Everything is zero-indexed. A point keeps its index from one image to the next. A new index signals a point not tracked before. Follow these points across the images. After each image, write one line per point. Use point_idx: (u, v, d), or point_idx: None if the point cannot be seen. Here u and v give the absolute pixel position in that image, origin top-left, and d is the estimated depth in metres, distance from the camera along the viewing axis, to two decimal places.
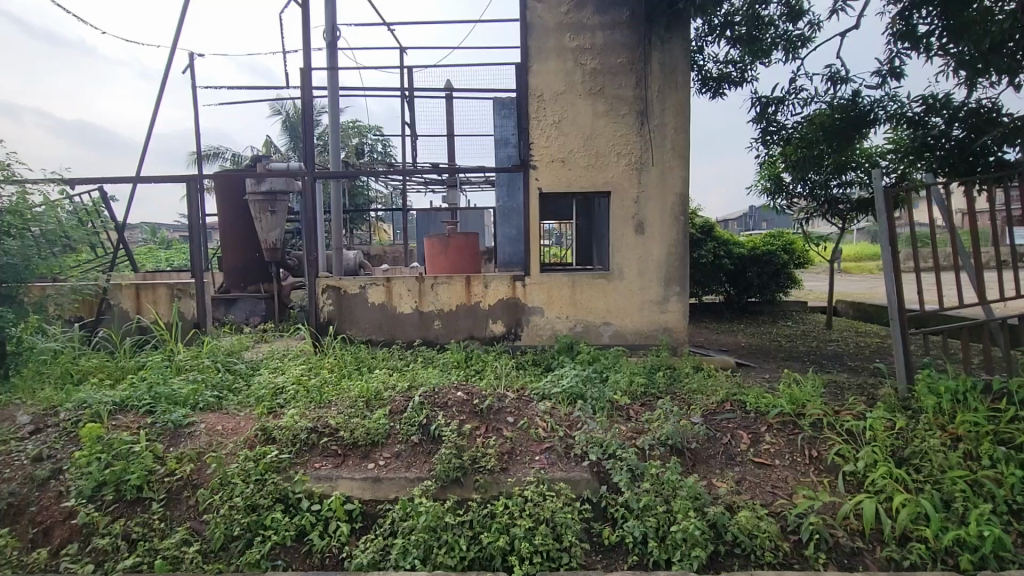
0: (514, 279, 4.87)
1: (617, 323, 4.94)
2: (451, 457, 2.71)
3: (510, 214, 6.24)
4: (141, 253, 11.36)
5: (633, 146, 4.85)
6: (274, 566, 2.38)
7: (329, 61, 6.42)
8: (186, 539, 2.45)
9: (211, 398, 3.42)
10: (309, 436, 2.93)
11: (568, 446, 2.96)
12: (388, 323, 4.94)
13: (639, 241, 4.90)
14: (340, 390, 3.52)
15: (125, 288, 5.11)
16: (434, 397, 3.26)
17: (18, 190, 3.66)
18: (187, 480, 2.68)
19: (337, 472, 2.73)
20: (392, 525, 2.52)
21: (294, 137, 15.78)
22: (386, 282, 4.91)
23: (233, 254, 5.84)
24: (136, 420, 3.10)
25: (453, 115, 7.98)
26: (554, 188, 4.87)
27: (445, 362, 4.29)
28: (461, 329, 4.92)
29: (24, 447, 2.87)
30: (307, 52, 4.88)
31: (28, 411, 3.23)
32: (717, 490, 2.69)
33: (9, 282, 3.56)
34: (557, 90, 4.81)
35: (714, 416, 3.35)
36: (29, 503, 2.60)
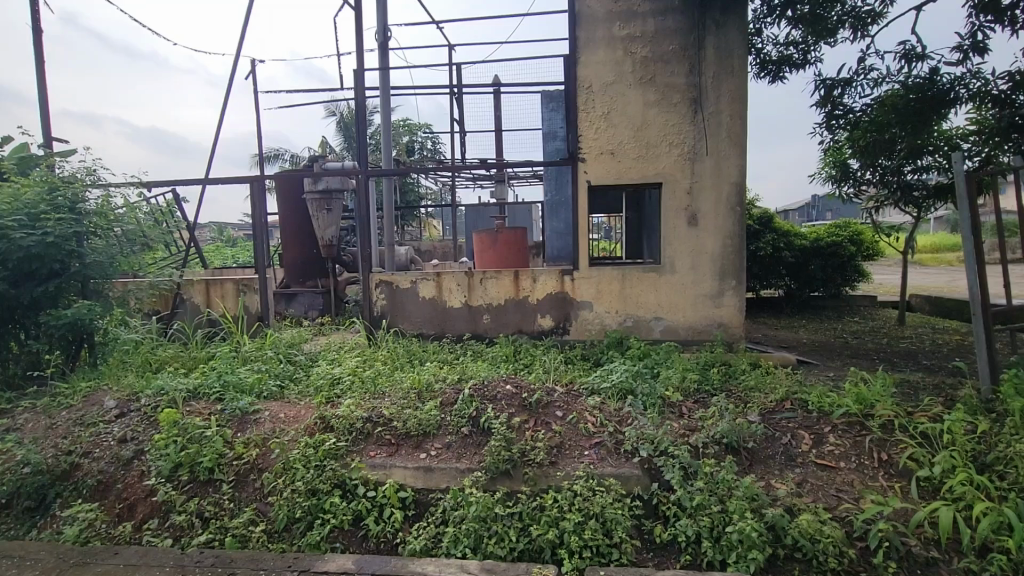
0: (562, 273, 4.84)
1: (669, 318, 4.82)
2: (501, 449, 2.75)
3: (558, 208, 6.21)
4: (210, 250, 12.11)
5: (685, 136, 4.70)
6: (333, 548, 2.48)
7: (381, 61, 6.58)
8: (253, 519, 2.60)
9: (274, 387, 3.61)
10: (364, 425, 3.05)
11: (618, 441, 2.94)
12: (438, 317, 5.03)
13: (691, 234, 4.75)
14: (393, 381, 3.63)
15: (195, 284, 5.47)
16: (483, 390, 3.30)
17: (102, 193, 3.97)
18: (253, 464, 2.85)
19: (391, 461, 2.82)
20: (443, 513, 2.58)
21: (347, 138, 16.32)
22: (436, 277, 4.99)
23: (292, 251, 6.10)
24: (207, 407, 3.32)
25: (501, 110, 8.02)
26: (604, 180, 4.79)
27: (494, 356, 4.33)
28: (510, 324, 4.94)
29: (111, 429, 3.13)
30: (360, 53, 5.02)
31: (114, 396, 3.51)
32: (776, 491, 2.59)
33: (97, 278, 3.89)
34: (606, 81, 4.72)
35: (773, 415, 3.21)
36: (115, 481, 2.84)
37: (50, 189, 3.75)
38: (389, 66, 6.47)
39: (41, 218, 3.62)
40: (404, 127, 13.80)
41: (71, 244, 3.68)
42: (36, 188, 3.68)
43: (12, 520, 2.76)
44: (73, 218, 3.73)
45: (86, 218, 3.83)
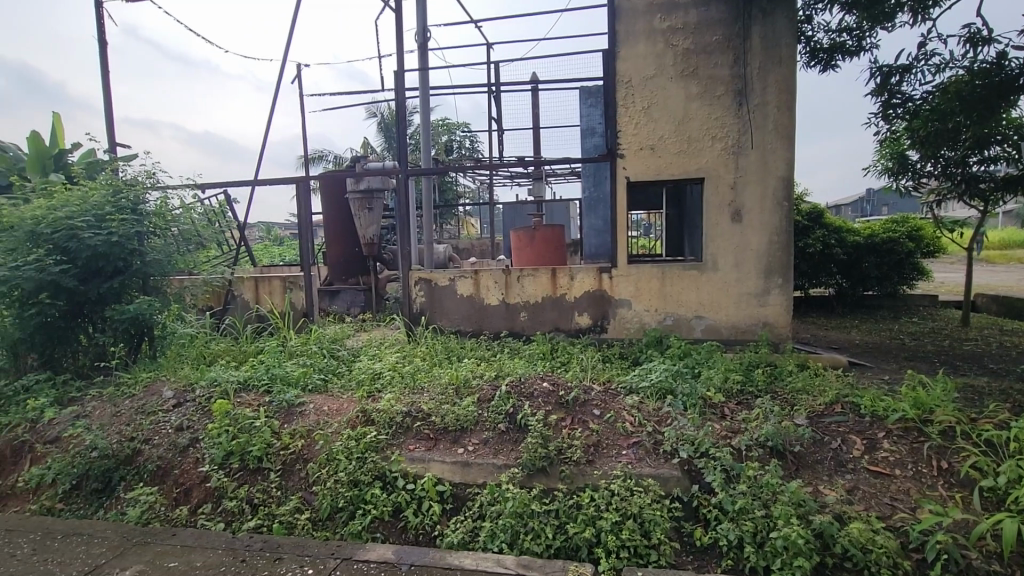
0: (600, 270, 4.79)
1: (711, 317, 4.69)
2: (537, 446, 2.76)
3: (596, 205, 6.15)
4: (259, 249, 12.64)
5: (729, 129, 4.56)
6: (374, 538, 2.54)
7: (421, 62, 6.69)
8: (298, 508, 2.70)
9: (318, 381, 3.74)
10: (404, 419, 3.12)
11: (657, 442, 2.89)
12: (476, 314, 5.07)
13: (735, 230, 4.61)
14: (432, 376, 3.70)
15: (245, 280, 5.70)
16: (520, 387, 3.32)
17: (161, 195, 4.20)
18: (298, 454, 2.95)
19: (430, 455, 2.87)
20: (481, 508, 2.60)
21: (387, 138, 16.65)
22: (474, 274, 5.03)
23: (335, 249, 6.27)
24: (256, 398, 3.47)
25: (538, 107, 8.01)
26: (644, 177, 4.71)
27: (531, 354, 4.34)
28: (547, 321, 4.93)
29: (169, 418, 3.31)
30: (400, 55, 5.12)
31: (172, 386, 3.72)
32: (824, 497, 2.49)
33: (156, 275, 4.13)
34: (646, 74, 4.64)
35: (822, 418, 3.09)
36: (172, 467, 3.00)
37: (114, 192, 4.00)
38: (428, 66, 6.56)
39: (106, 219, 3.86)
40: (443, 127, 13.97)
41: (133, 242, 3.92)
42: (102, 191, 3.93)
43: (82, 500, 2.96)
44: (135, 219, 3.97)
45: (147, 219, 4.07)
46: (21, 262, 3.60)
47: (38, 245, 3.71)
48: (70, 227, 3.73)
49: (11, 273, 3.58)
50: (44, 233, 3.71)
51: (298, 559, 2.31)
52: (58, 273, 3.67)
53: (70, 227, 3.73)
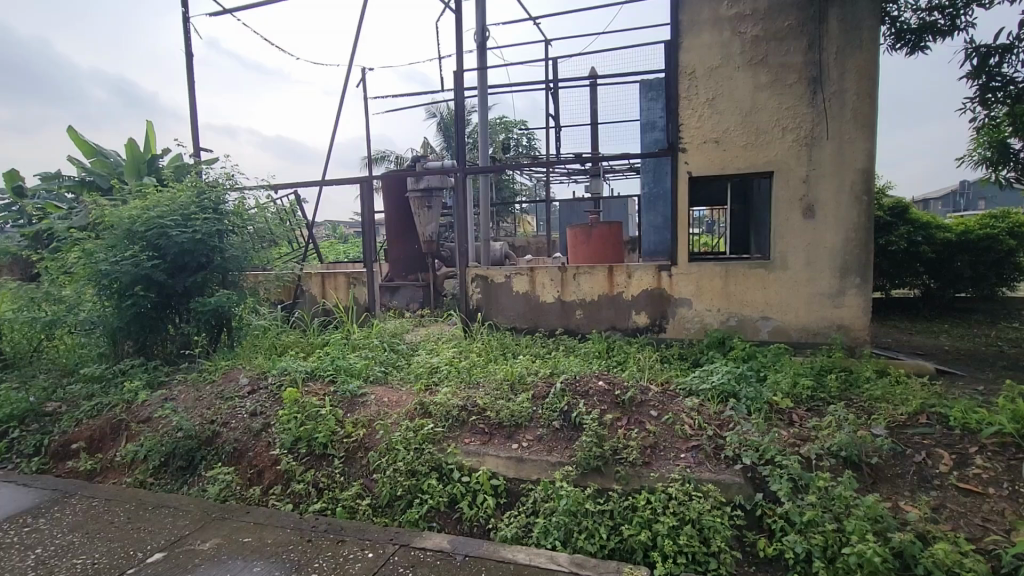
0: (659, 268, 4.67)
1: (779, 318, 4.45)
2: (592, 445, 2.73)
3: (656, 201, 5.99)
4: (325, 246, 13.27)
5: (801, 119, 4.31)
6: (430, 527, 2.61)
7: (479, 61, 6.77)
8: (360, 493, 2.82)
9: (379, 372, 3.89)
10: (460, 413, 3.17)
11: (718, 446, 2.78)
12: (531, 311, 5.08)
13: (807, 226, 4.35)
14: (487, 372, 3.75)
15: (313, 276, 6.00)
16: (575, 385, 3.30)
17: (238, 196, 4.50)
18: (360, 442, 3.08)
19: (484, 449, 2.91)
20: (534, 504, 2.61)
21: (446, 138, 17.00)
22: (529, 271, 5.04)
23: (396, 246, 6.49)
24: (322, 387, 3.65)
25: (597, 102, 7.92)
26: (707, 171, 4.54)
27: (587, 352, 4.30)
28: (603, 320, 4.85)
29: (244, 404, 3.54)
30: (460, 54, 5.21)
31: (247, 374, 3.98)
32: (905, 514, 2.31)
33: (234, 270, 4.44)
34: (711, 65, 4.46)
35: (903, 429, 2.87)
36: (247, 449, 3.20)
37: (198, 193, 4.33)
38: (487, 65, 6.64)
39: (191, 218, 4.17)
40: (501, 125, 14.07)
41: (214, 240, 4.23)
42: (188, 192, 4.26)
43: (169, 475, 3.23)
44: (216, 217, 4.29)
45: (226, 217, 4.39)
46: (120, 258, 3.98)
47: (133, 242, 4.08)
48: (160, 225, 4.07)
49: (111, 268, 3.95)
50: (139, 232, 4.07)
51: (359, 543, 2.41)
52: (150, 268, 4.02)
53: (161, 226, 4.07)
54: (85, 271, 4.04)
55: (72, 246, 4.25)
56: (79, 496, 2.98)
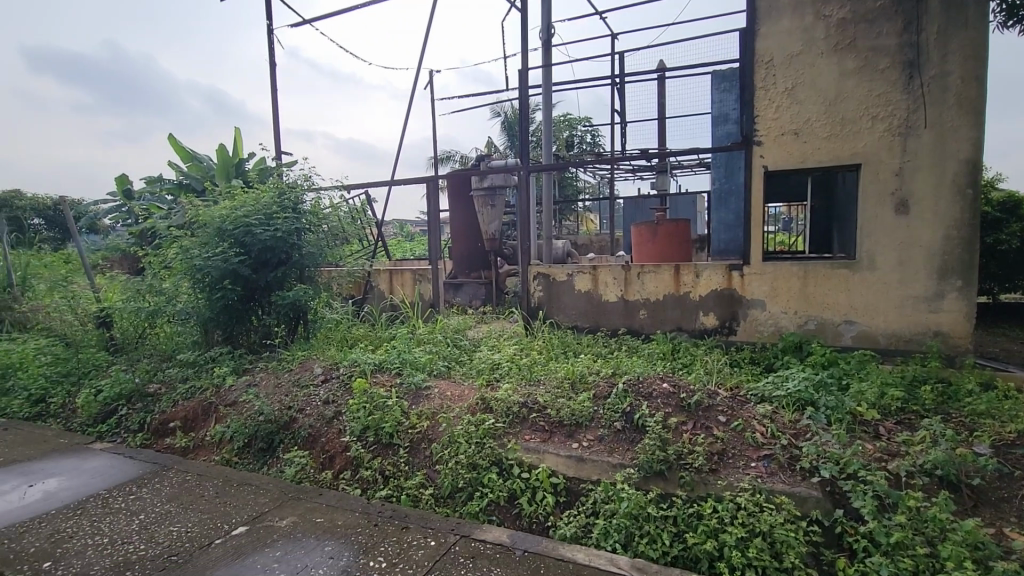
0: (730, 267, 4.46)
1: (865, 323, 4.13)
2: (655, 449, 2.66)
3: (728, 197, 5.73)
4: (394, 244, 13.77)
5: (895, 107, 3.96)
6: (490, 520, 2.64)
7: (544, 59, 6.76)
8: (423, 483, 2.91)
9: (442, 367, 3.99)
10: (520, 410, 3.20)
11: (793, 457, 2.62)
12: (593, 310, 5.01)
13: (900, 223, 4.00)
14: (548, 370, 3.74)
15: (382, 272, 6.38)
16: (638, 386, 3.22)
17: (314, 196, 4.77)
18: (424, 434, 3.17)
19: (544, 446, 2.91)
20: (594, 505, 2.57)
21: (510, 137, 17.16)
22: (592, 270, 4.98)
23: (460, 244, 6.65)
24: (389, 379, 3.81)
25: (664, 96, 7.72)
26: (785, 165, 4.28)
27: (651, 353, 4.19)
28: (669, 320, 4.70)
29: (318, 392, 3.75)
30: (525, 52, 5.23)
31: (321, 364, 4.21)
32: (1012, 543, 2.08)
33: (310, 266, 4.71)
34: (792, 52, 4.20)
35: (1012, 449, 2.58)
36: (320, 435, 3.39)
37: (279, 193, 4.63)
38: (551, 63, 6.63)
39: (273, 217, 4.47)
40: (565, 122, 14.00)
41: (293, 238, 4.51)
42: (271, 193, 4.57)
43: (252, 456, 3.48)
44: (295, 217, 4.57)
45: (304, 216, 4.67)
46: (211, 254, 4.33)
47: (223, 239, 4.42)
48: (246, 224, 4.39)
49: (204, 263, 4.31)
50: (228, 230, 4.40)
51: (422, 530, 2.49)
52: (237, 263, 4.34)
53: (246, 224, 4.39)
54: (183, 266, 4.44)
55: (171, 243, 4.68)
56: (176, 469, 3.28)
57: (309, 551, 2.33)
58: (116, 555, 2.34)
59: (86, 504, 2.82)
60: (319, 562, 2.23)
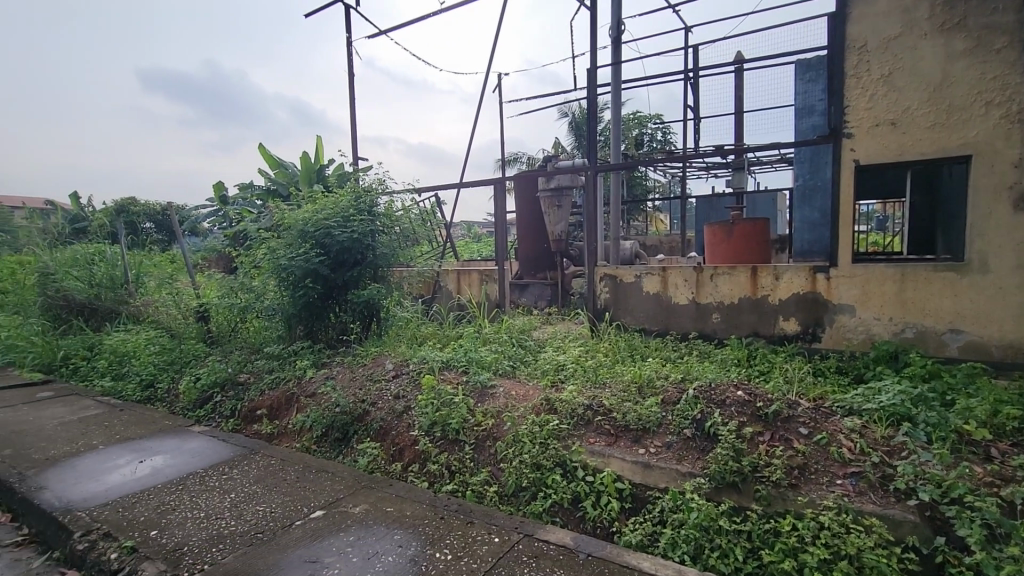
0: (814, 269, 4.16)
1: (974, 332, 3.71)
2: (727, 459, 2.54)
3: (813, 194, 5.35)
4: (461, 245, 14.10)
5: (1014, 90, 3.53)
6: (553, 522, 2.63)
7: (614, 57, 6.65)
8: (487, 480, 2.94)
9: (507, 366, 4.03)
10: (585, 412, 3.16)
11: (885, 476, 2.41)
12: (662, 313, 4.86)
13: (1018, 222, 3.56)
14: (615, 373, 3.67)
15: (450, 272, 6.54)
16: (710, 393, 3.08)
17: (388, 199, 4.98)
18: (489, 432, 3.21)
19: (610, 450, 2.86)
20: (661, 513, 2.50)
21: (578, 137, 17.05)
22: (661, 272, 4.83)
23: (526, 245, 6.68)
24: (456, 376, 3.89)
25: (742, 89, 7.36)
26: (879, 159, 3.95)
27: (724, 359, 4.01)
28: (744, 325, 4.47)
29: (389, 387, 3.91)
30: (593, 50, 5.17)
31: (392, 360, 4.38)
32: None
33: (383, 266, 4.93)
34: (888, 36, 3.86)
35: None
36: (390, 428, 3.52)
37: (356, 197, 4.87)
38: (621, 60, 6.52)
39: (350, 219, 4.72)
40: (634, 120, 13.71)
41: (368, 239, 4.74)
42: (348, 197, 4.82)
43: (329, 445, 3.68)
44: (370, 219, 4.80)
45: (379, 219, 4.90)
46: (295, 254, 4.63)
47: (305, 241, 4.71)
48: (325, 226, 4.66)
49: (289, 263, 4.62)
50: (309, 232, 4.69)
51: (486, 526, 2.52)
52: (317, 263, 4.63)
53: (326, 227, 4.65)
54: (270, 266, 4.79)
55: (260, 245, 5.06)
56: (262, 453, 3.54)
57: (379, 538, 2.43)
58: (210, 529, 2.56)
59: (186, 481, 3.11)
60: (389, 550, 2.32)
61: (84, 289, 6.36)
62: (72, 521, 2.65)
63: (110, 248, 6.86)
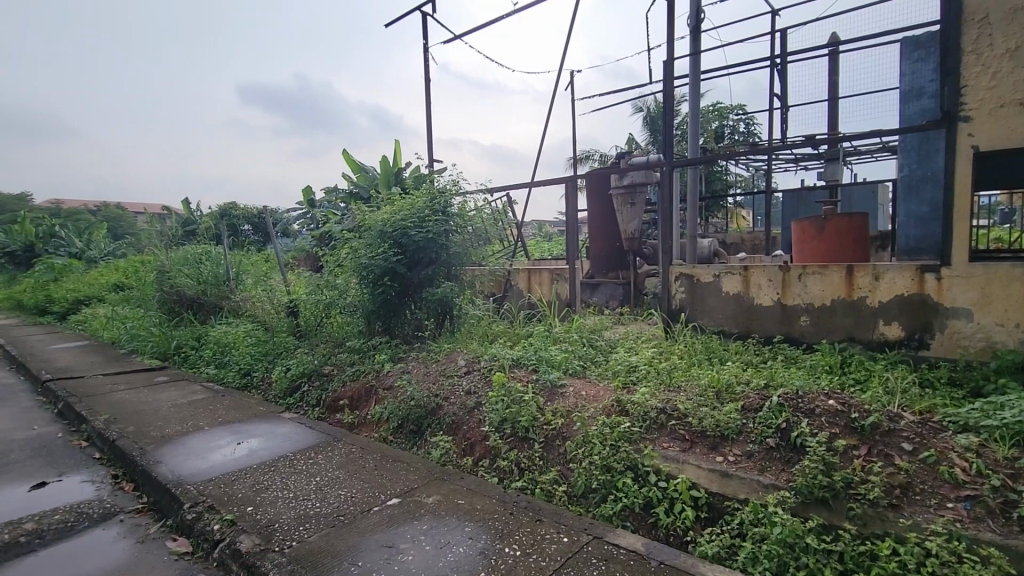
0: (921, 269, 3.75)
1: None
2: (816, 473, 2.35)
3: (921, 186, 4.84)
4: (532, 244, 14.18)
5: None
6: (624, 526, 2.57)
7: (693, 47, 6.38)
8: (556, 479, 2.93)
9: (577, 366, 3.99)
10: (659, 416, 3.06)
11: (1007, 502, 2.13)
12: (743, 315, 4.61)
13: None
14: (691, 376, 3.53)
15: (521, 271, 6.63)
16: (797, 400, 2.87)
17: (461, 200, 5.11)
18: (559, 431, 3.19)
19: (685, 457, 2.75)
20: (741, 525, 2.36)
21: (652, 132, 16.59)
22: (743, 271, 4.57)
23: (597, 244, 6.57)
24: (526, 375, 3.91)
25: (836, 74, 6.81)
26: (1004, 145, 3.49)
27: (813, 365, 3.72)
28: (837, 329, 4.13)
29: (462, 383, 4.00)
30: (671, 41, 4.99)
31: (464, 357, 4.48)
32: None
33: (456, 265, 5.07)
34: (1016, 5, 3.41)
35: None
36: (462, 423, 3.61)
37: (432, 198, 5.04)
38: (700, 50, 6.24)
39: (426, 220, 4.89)
40: (714, 112, 13.11)
41: (442, 239, 4.89)
42: (424, 198, 5.00)
43: (404, 436, 3.83)
44: (444, 219, 4.94)
45: (453, 218, 5.03)
46: (375, 253, 4.88)
47: (384, 241, 4.95)
48: (403, 227, 4.86)
49: (370, 262, 4.88)
50: (388, 233, 4.92)
51: (555, 525, 2.51)
52: (395, 262, 4.83)
53: (404, 227, 4.85)
54: (353, 264, 5.07)
55: (344, 245, 5.37)
56: (344, 441, 3.75)
57: (451, 528, 2.50)
58: (298, 509, 2.75)
59: (278, 463, 3.36)
60: (460, 541, 2.38)
61: (193, 285, 7.07)
62: (182, 494, 2.94)
63: (214, 249, 7.57)
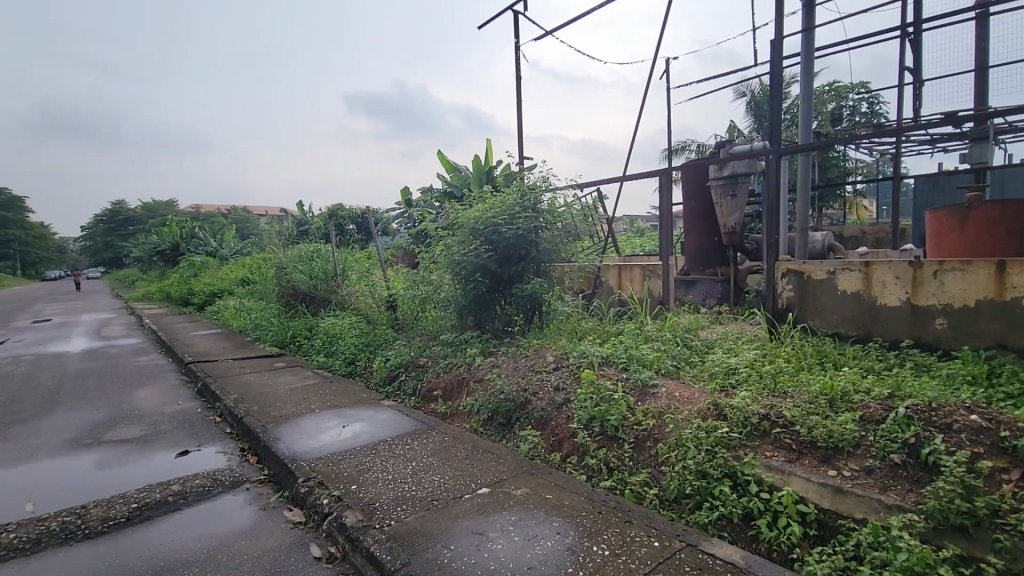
0: None
1: None
2: (953, 497, 2.07)
3: None
4: (624, 240, 13.85)
5: None
6: (720, 536, 2.44)
7: (805, 22, 5.84)
8: (647, 481, 2.84)
9: (671, 366, 3.83)
10: (761, 422, 2.84)
11: None
12: (863, 315, 4.16)
13: None
14: (798, 382, 3.24)
15: (611, 267, 6.48)
16: (930, 414, 2.53)
17: (551, 196, 5.11)
18: (650, 433, 3.08)
19: (791, 468, 2.53)
20: (857, 548, 2.14)
21: (757, 119, 15.46)
22: (863, 267, 4.13)
23: (692, 239, 6.20)
24: (616, 373, 3.83)
25: (984, 40, 5.90)
26: None
27: (950, 375, 3.26)
28: (983, 333, 3.59)
29: (550, 379, 4.01)
30: (779, 17, 4.61)
31: (553, 353, 4.49)
32: None
33: (545, 261, 5.08)
34: None
35: None
36: (550, 419, 3.61)
37: (522, 195, 5.09)
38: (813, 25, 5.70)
39: (516, 217, 4.94)
40: (830, 92, 11.92)
41: (532, 235, 4.92)
42: (514, 195, 5.07)
43: (494, 428, 3.92)
44: (534, 216, 4.97)
45: (542, 215, 5.05)
46: (468, 250, 5.04)
47: (476, 238, 5.09)
48: (494, 224, 4.96)
49: (463, 259, 5.06)
50: (479, 230, 5.05)
51: (645, 528, 2.44)
52: (485, 259, 4.95)
53: (495, 224, 4.96)
54: (448, 261, 5.27)
55: (439, 242, 5.61)
56: (437, 430, 3.91)
57: (539, 521, 2.52)
58: (396, 490, 2.92)
59: (378, 446, 3.59)
60: (547, 535, 2.39)
61: (307, 281, 7.76)
62: (297, 468, 3.25)
63: (324, 247, 8.22)
